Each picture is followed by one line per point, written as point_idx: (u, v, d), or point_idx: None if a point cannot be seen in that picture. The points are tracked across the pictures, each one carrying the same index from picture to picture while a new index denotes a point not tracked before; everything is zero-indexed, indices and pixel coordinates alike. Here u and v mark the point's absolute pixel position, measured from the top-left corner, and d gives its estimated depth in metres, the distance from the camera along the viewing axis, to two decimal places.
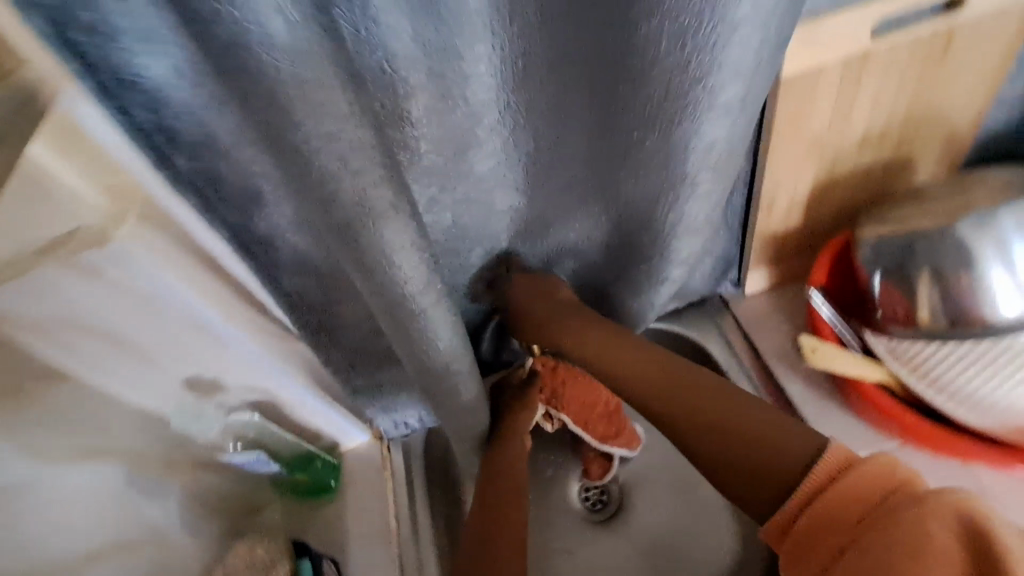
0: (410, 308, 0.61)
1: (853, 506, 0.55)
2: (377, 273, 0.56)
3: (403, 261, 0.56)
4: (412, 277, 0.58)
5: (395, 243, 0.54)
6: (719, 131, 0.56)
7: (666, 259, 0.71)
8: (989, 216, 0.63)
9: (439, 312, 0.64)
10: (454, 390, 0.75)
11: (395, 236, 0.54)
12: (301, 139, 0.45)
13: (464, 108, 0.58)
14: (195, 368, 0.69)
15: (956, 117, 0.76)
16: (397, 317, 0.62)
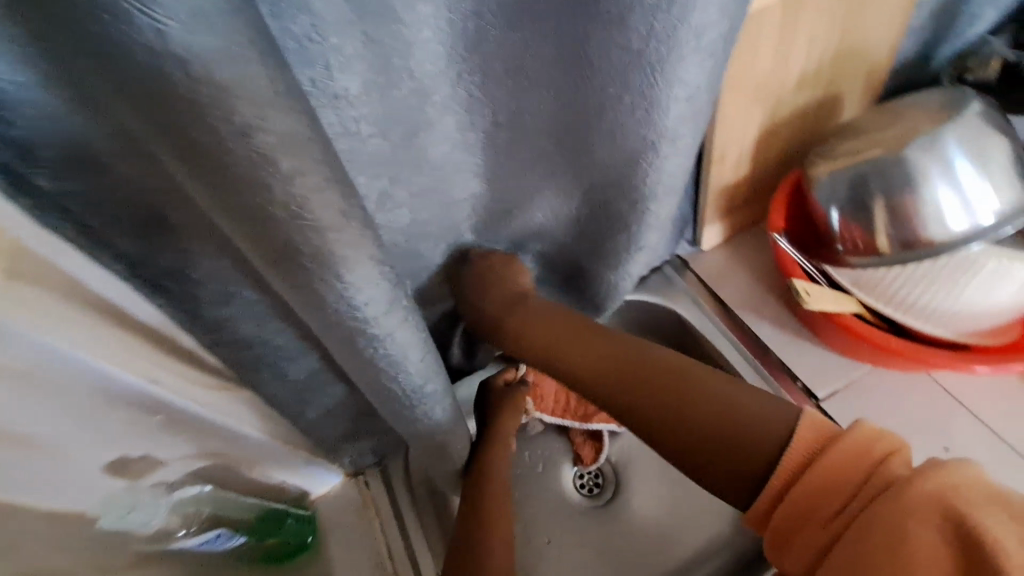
0: (368, 335, 0.52)
1: (835, 495, 0.50)
2: (339, 297, 0.46)
3: (358, 280, 0.46)
4: (372, 298, 0.49)
5: (350, 259, 0.44)
6: (698, 76, 0.52)
7: (642, 225, 0.68)
8: (931, 136, 0.67)
9: (405, 332, 0.55)
10: (429, 414, 0.66)
11: (351, 252, 0.44)
12: (223, 148, 0.34)
13: (409, 83, 0.49)
14: (115, 440, 0.57)
15: (875, 50, 0.79)
16: (354, 344, 0.53)
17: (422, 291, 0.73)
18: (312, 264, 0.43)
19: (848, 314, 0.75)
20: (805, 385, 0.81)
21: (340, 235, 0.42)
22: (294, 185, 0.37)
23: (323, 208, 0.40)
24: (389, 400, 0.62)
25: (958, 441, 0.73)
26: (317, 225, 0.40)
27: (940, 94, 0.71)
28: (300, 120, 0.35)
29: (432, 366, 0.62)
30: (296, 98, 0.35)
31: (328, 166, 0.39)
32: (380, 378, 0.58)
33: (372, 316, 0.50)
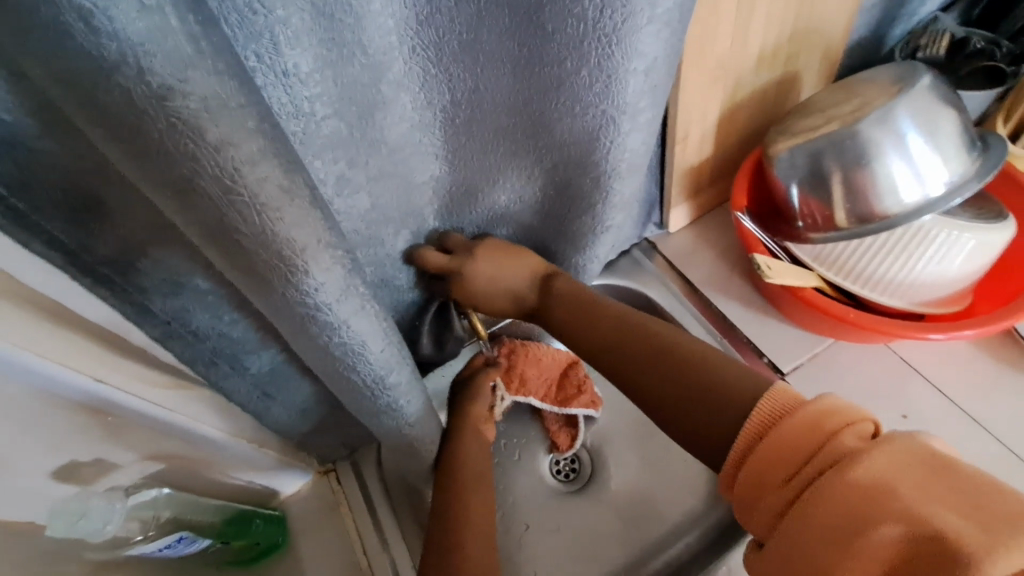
0: (324, 322, 0.50)
1: (790, 464, 0.46)
2: (294, 273, 0.44)
3: (309, 264, 0.45)
4: (325, 283, 0.47)
5: (295, 240, 0.43)
6: (655, 48, 0.52)
7: (605, 204, 0.67)
8: (885, 109, 0.67)
9: (362, 320, 0.53)
10: (393, 406, 0.64)
11: (296, 232, 0.42)
12: (160, 112, 0.32)
13: (362, 58, 0.48)
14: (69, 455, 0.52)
15: (829, 29, 0.81)
16: (307, 332, 0.51)
17: (389, 281, 0.72)
18: (254, 246, 0.42)
19: (809, 288, 0.76)
20: (771, 361, 0.82)
21: (283, 213, 0.41)
22: (229, 155, 0.36)
23: (258, 181, 0.39)
24: (352, 390, 0.61)
25: (915, 407, 0.76)
26: (255, 203, 0.39)
27: (895, 69, 0.72)
28: (228, 85, 0.34)
29: (394, 358, 0.60)
30: (223, 62, 0.34)
31: (263, 138, 0.38)
32: (338, 368, 0.57)
33: (324, 304, 0.48)
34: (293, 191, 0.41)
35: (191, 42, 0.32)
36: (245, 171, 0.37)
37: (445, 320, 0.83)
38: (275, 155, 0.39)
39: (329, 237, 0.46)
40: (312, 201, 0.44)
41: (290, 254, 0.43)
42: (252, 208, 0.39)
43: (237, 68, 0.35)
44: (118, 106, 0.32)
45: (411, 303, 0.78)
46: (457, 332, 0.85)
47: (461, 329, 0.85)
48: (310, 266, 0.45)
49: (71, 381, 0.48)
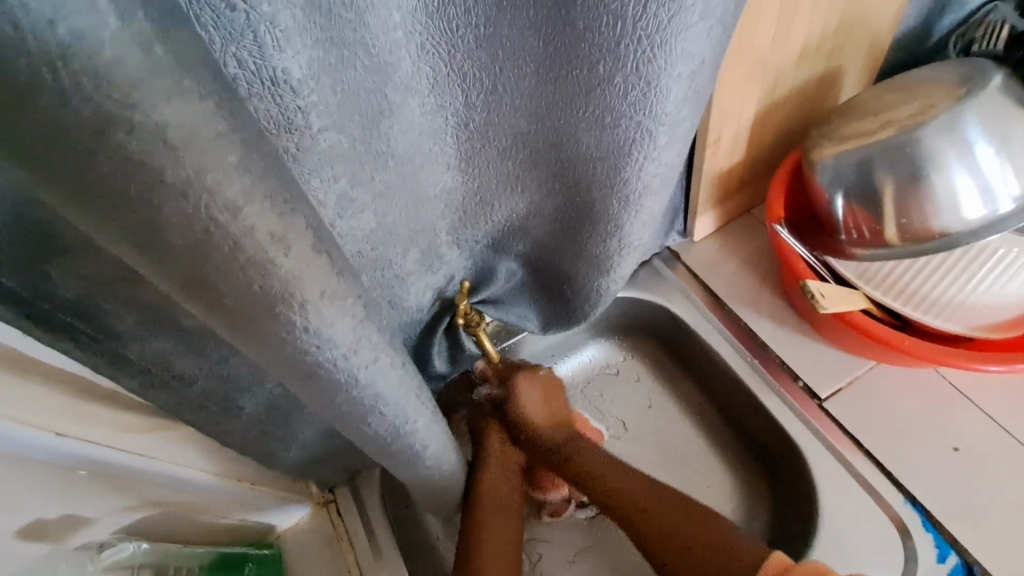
0: (330, 379, 0.43)
1: None
2: (292, 322, 0.37)
3: (313, 314, 0.38)
4: (335, 336, 0.40)
5: (294, 290, 0.36)
6: (704, 47, 0.43)
7: (633, 227, 0.57)
8: (951, 115, 0.60)
9: (380, 367, 0.47)
10: (411, 450, 0.57)
11: (303, 275, 0.36)
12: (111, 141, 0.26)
13: (366, 60, 0.40)
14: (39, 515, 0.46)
15: (878, 21, 0.73)
16: (312, 389, 0.44)
17: (399, 302, 0.65)
18: (236, 302, 0.35)
19: (858, 312, 0.69)
20: (807, 385, 0.76)
21: (279, 262, 0.34)
22: (201, 201, 0.29)
23: (243, 229, 0.32)
24: (365, 439, 0.54)
25: (966, 436, 0.70)
26: (239, 255, 0.32)
27: (959, 68, 0.65)
28: (199, 110, 0.27)
29: (411, 407, 0.53)
30: (189, 81, 0.27)
31: (250, 175, 0.31)
32: (352, 421, 0.50)
33: (330, 360, 0.42)
34: (289, 237, 0.34)
35: (142, 51, 0.25)
36: (225, 217, 0.31)
37: (454, 339, 0.75)
38: (266, 198, 0.32)
39: (339, 285, 0.40)
40: (316, 243, 0.37)
41: (286, 309, 0.36)
42: (236, 261, 0.32)
43: (212, 86, 0.28)
44: (43, 138, 0.25)
45: (418, 321, 0.72)
46: (467, 350, 0.77)
47: (473, 347, 0.76)
48: (320, 319, 0.38)
49: (33, 441, 0.42)
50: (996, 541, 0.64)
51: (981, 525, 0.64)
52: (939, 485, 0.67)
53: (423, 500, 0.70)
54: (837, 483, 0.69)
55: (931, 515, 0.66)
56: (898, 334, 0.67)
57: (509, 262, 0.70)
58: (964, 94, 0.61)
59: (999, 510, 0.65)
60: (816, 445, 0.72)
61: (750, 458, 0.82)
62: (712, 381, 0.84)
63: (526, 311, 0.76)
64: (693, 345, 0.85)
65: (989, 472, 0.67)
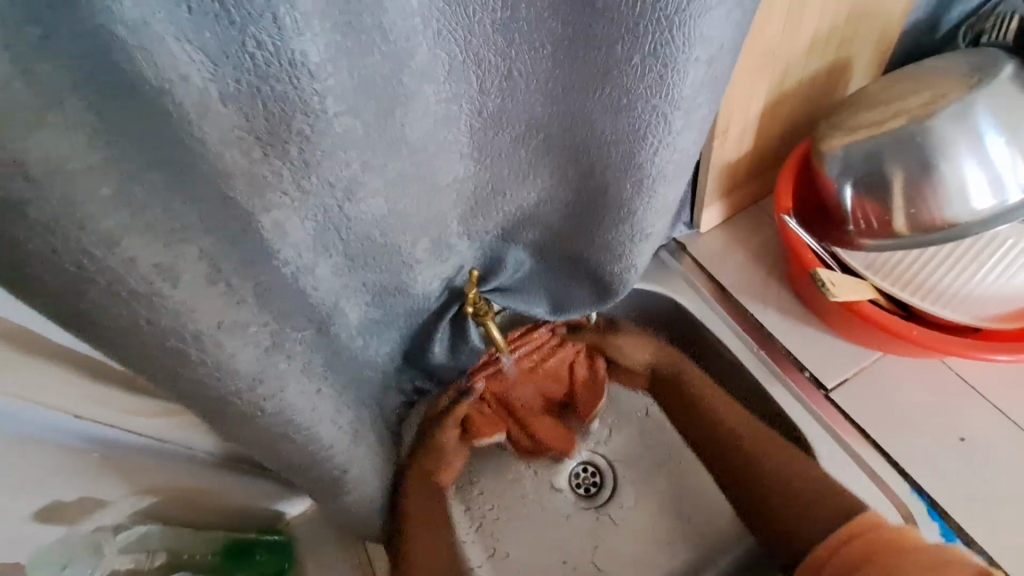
0: (238, 409, 0.47)
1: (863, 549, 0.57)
2: (194, 353, 0.40)
3: (218, 347, 0.41)
4: (235, 369, 0.44)
5: (188, 325, 0.39)
6: (723, 31, 0.43)
7: (648, 213, 0.57)
8: (962, 104, 0.61)
9: (290, 394, 0.50)
10: (338, 471, 0.61)
11: (198, 312, 0.39)
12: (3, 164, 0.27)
13: (384, 46, 0.41)
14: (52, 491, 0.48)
15: (888, 12, 0.73)
16: (226, 415, 0.47)
17: (405, 290, 0.66)
18: (126, 340, 0.37)
19: (865, 302, 0.69)
20: (813, 375, 0.76)
21: (168, 297, 0.36)
22: (71, 236, 0.31)
23: (122, 262, 0.33)
24: (287, 463, 0.57)
25: (971, 426, 0.70)
26: (120, 289, 0.34)
27: (971, 58, 0.66)
28: (66, 140, 0.29)
29: (327, 430, 0.57)
30: (53, 115, 0.28)
31: (128, 207, 0.33)
32: (272, 444, 0.53)
33: (235, 392, 0.45)
34: (176, 269, 0.36)
35: (2, 89, 0.26)
36: (101, 251, 0.32)
37: (461, 328, 0.76)
38: (147, 230, 0.34)
39: (239, 314, 0.42)
40: (212, 273, 0.39)
41: (179, 342, 0.39)
42: (118, 293, 0.34)
43: (85, 119, 0.29)
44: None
45: (428, 309, 0.72)
46: (476, 339, 0.77)
47: (482, 336, 0.77)
48: (218, 349, 0.41)
49: (39, 418, 0.44)
50: (1002, 531, 0.64)
51: (987, 514, 0.65)
52: (945, 476, 0.68)
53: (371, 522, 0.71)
54: (843, 472, 0.70)
55: (937, 504, 0.66)
56: (906, 322, 0.67)
57: (519, 251, 0.70)
58: (978, 84, 0.61)
59: (1003, 500, 0.66)
60: (822, 434, 0.72)
61: None
62: (717, 372, 0.85)
63: (535, 299, 0.76)
64: (700, 337, 0.85)
65: (994, 463, 0.68)
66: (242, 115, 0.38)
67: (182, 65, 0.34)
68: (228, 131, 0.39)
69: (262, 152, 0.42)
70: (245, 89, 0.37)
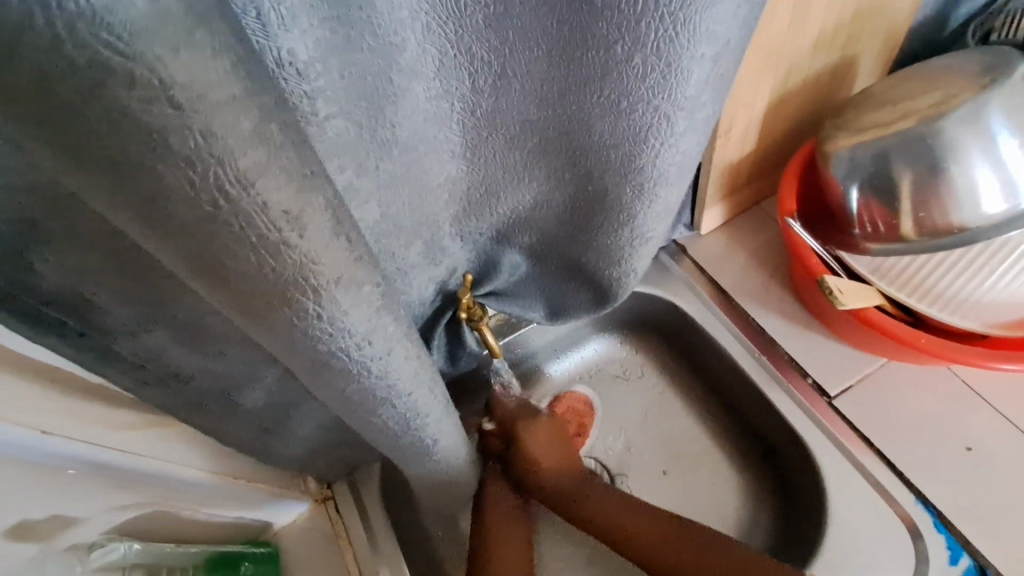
0: (344, 367, 0.41)
1: None
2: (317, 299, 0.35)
3: (331, 299, 0.36)
4: (351, 326, 0.38)
5: (312, 270, 0.33)
6: (730, 28, 0.40)
7: (648, 217, 0.55)
8: (975, 104, 0.58)
9: (394, 361, 0.44)
10: (423, 444, 0.56)
11: (319, 255, 0.33)
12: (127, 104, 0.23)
13: (371, 40, 0.38)
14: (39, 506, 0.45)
15: (894, 9, 0.71)
16: (322, 376, 0.42)
17: (401, 297, 0.63)
18: (249, 286, 0.33)
19: (871, 308, 0.67)
20: (816, 382, 0.74)
21: (298, 241, 0.32)
22: (211, 170, 0.27)
23: (255, 204, 0.29)
24: (374, 434, 0.52)
25: (978, 435, 0.68)
26: (250, 233, 0.30)
27: (980, 57, 0.64)
28: (211, 67, 0.24)
29: (424, 399, 0.51)
30: (201, 32, 0.24)
31: (267, 145, 0.28)
32: (361, 413, 0.48)
33: (343, 349, 0.39)
34: (306, 216, 0.31)
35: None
36: (236, 190, 0.28)
37: (455, 334, 0.74)
38: (283, 171, 0.29)
39: (357, 271, 0.37)
40: (335, 224, 0.33)
41: (297, 294, 0.34)
42: (246, 239, 0.30)
43: (228, 39, 0.25)
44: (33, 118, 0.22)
45: (421, 316, 0.70)
46: (469, 345, 0.75)
47: (476, 342, 0.75)
48: (334, 305, 0.36)
49: (11, 438, 0.40)
50: (1012, 544, 0.62)
51: (995, 528, 0.63)
52: (951, 486, 0.66)
53: (430, 497, 0.68)
54: (846, 482, 0.68)
55: (943, 516, 0.65)
56: (912, 329, 0.65)
57: (514, 255, 0.68)
58: (990, 84, 0.59)
59: (1012, 512, 0.64)
60: (825, 443, 0.70)
61: (758, 456, 0.80)
62: (718, 377, 0.83)
63: (530, 303, 0.74)
64: (700, 342, 0.83)
65: (1002, 473, 0.66)
66: None
67: None
68: None
69: None
70: None
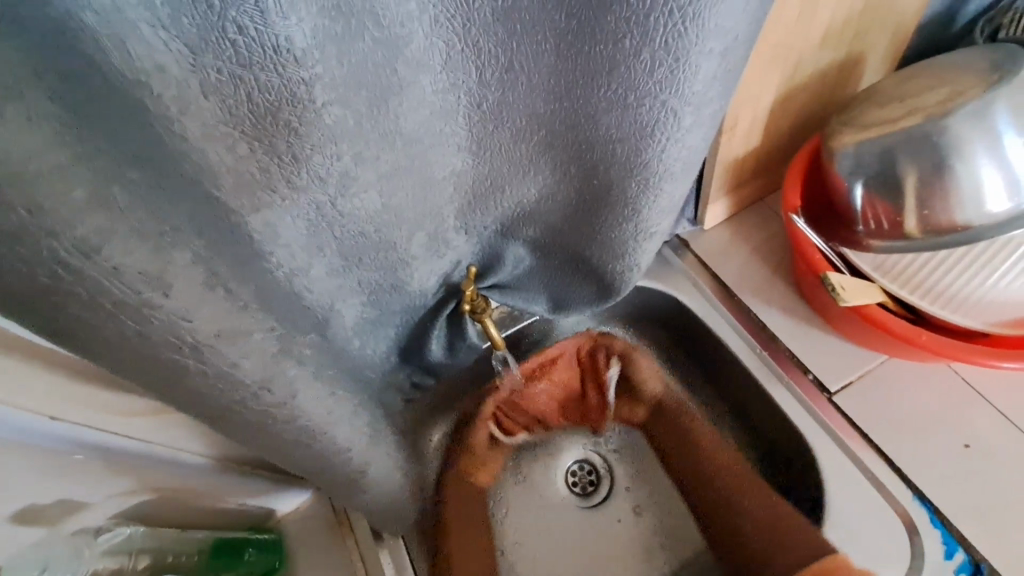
0: (246, 414, 0.45)
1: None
2: (206, 351, 0.38)
3: (214, 352, 0.39)
4: (246, 370, 0.41)
5: (183, 331, 0.36)
6: (739, 22, 0.40)
7: (654, 212, 0.55)
8: (981, 102, 0.58)
9: (306, 395, 0.48)
10: (358, 472, 0.58)
11: (198, 313, 0.36)
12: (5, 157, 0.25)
13: (376, 32, 0.38)
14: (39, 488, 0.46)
15: (904, 5, 0.70)
16: (235, 421, 0.45)
17: (401, 287, 0.63)
18: (144, 342, 0.35)
19: (873, 305, 0.67)
20: (816, 378, 0.74)
21: (161, 304, 0.34)
22: (47, 245, 0.28)
23: (104, 271, 0.30)
24: (307, 462, 0.53)
25: (975, 433, 0.69)
26: (103, 300, 0.31)
27: (989, 54, 0.63)
28: (35, 134, 0.26)
29: (345, 428, 0.54)
30: (26, 92, 0.25)
31: (108, 210, 0.30)
32: (287, 447, 0.50)
33: (240, 400, 0.43)
34: (168, 276, 0.34)
35: None
36: (78, 258, 0.29)
37: (458, 326, 0.74)
38: (136, 232, 0.31)
39: (244, 318, 0.40)
40: (206, 275, 0.37)
41: (177, 352, 0.37)
42: (107, 306, 0.31)
43: (52, 98, 0.26)
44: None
45: (425, 306, 0.70)
46: (472, 337, 0.76)
47: (478, 332, 0.75)
48: (219, 357, 0.39)
49: (19, 424, 0.43)
50: (1007, 543, 0.63)
51: (989, 524, 0.64)
52: (947, 483, 0.67)
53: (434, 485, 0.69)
54: (844, 477, 0.68)
55: (939, 512, 0.65)
56: (913, 327, 0.65)
57: (518, 248, 0.68)
58: (998, 81, 0.59)
59: (1007, 510, 0.64)
60: (824, 439, 0.71)
61: (756, 451, 0.81)
62: (718, 372, 0.83)
63: (534, 296, 0.74)
64: (702, 338, 0.83)
65: (997, 472, 0.66)
66: (223, 105, 0.36)
67: (158, 53, 0.31)
68: (211, 125, 0.36)
69: (249, 146, 0.39)
70: (227, 77, 0.34)
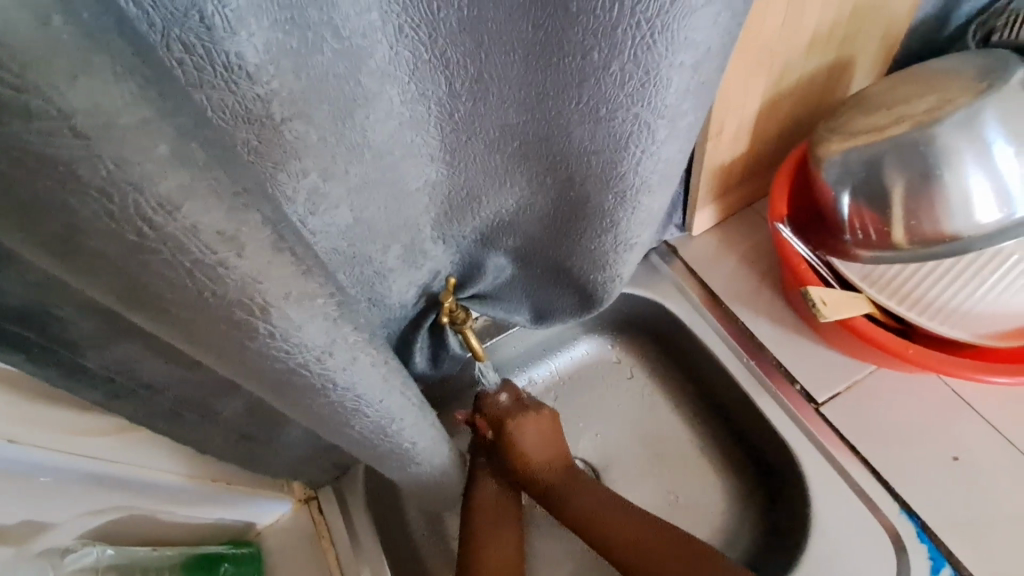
0: (307, 381, 0.41)
1: None
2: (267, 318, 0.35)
3: (284, 319, 0.36)
4: (306, 341, 0.38)
5: (258, 296, 0.34)
6: (710, 35, 0.39)
7: (632, 224, 0.54)
8: (971, 109, 0.57)
9: (360, 370, 0.44)
10: (402, 450, 0.56)
11: (268, 280, 0.34)
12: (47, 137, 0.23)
13: (335, 43, 0.37)
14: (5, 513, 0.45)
15: (896, 4, 0.68)
16: (290, 391, 0.42)
17: (380, 300, 0.62)
18: (189, 311, 0.33)
19: (859, 317, 0.66)
20: (804, 389, 0.73)
21: (239, 261, 0.32)
22: (127, 199, 0.26)
23: (183, 230, 0.29)
24: (350, 440, 0.52)
25: (964, 444, 0.68)
26: (186, 255, 0.30)
27: (978, 60, 0.62)
28: (112, 92, 0.24)
29: (397, 404, 0.51)
30: (99, 57, 0.23)
31: (190, 167, 0.27)
32: (334, 425, 0.48)
33: (302, 364, 0.40)
34: (241, 237, 0.31)
35: None
36: (160, 217, 0.28)
37: (440, 336, 0.73)
38: (211, 190, 0.29)
39: (307, 284, 0.37)
40: (277, 240, 0.33)
41: (245, 315, 0.34)
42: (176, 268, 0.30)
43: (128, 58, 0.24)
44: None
45: (404, 318, 0.69)
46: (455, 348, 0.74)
47: (460, 344, 0.74)
48: (286, 321, 0.36)
49: None
50: (995, 559, 0.61)
51: (977, 539, 0.62)
52: (935, 497, 0.65)
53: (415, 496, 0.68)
54: (831, 489, 0.67)
55: (926, 525, 0.64)
56: (900, 339, 0.64)
57: (498, 258, 0.67)
58: (986, 89, 0.57)
59: (996, 525, 0.63)
60: (810, 450, 0.70)
61: (744, 461, 0.79)
62: (705, 381, 0.82)
63: (516, 306, 0.73)
64: (689, 346, 0.82)
65: (986, 486, 0.65)
66: None
67: None
68: None
69: None
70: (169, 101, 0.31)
